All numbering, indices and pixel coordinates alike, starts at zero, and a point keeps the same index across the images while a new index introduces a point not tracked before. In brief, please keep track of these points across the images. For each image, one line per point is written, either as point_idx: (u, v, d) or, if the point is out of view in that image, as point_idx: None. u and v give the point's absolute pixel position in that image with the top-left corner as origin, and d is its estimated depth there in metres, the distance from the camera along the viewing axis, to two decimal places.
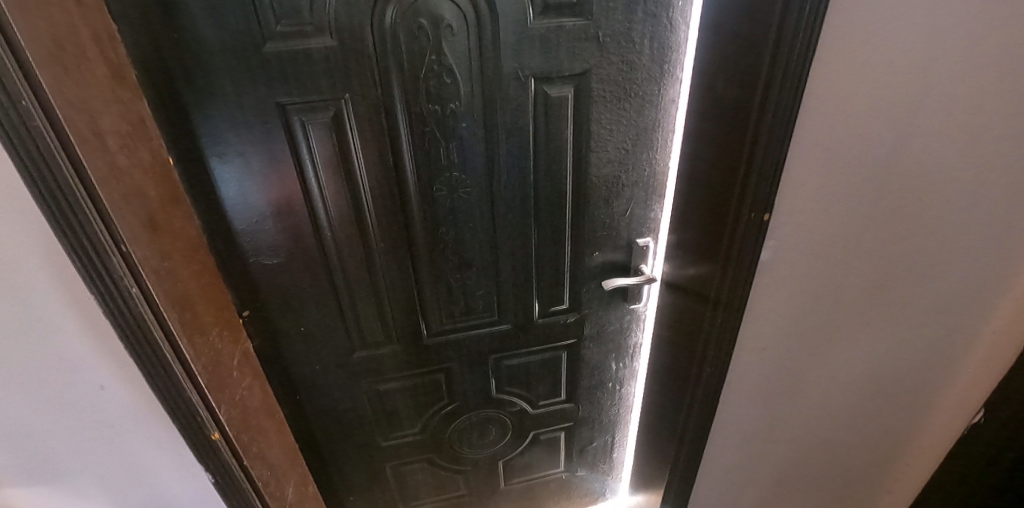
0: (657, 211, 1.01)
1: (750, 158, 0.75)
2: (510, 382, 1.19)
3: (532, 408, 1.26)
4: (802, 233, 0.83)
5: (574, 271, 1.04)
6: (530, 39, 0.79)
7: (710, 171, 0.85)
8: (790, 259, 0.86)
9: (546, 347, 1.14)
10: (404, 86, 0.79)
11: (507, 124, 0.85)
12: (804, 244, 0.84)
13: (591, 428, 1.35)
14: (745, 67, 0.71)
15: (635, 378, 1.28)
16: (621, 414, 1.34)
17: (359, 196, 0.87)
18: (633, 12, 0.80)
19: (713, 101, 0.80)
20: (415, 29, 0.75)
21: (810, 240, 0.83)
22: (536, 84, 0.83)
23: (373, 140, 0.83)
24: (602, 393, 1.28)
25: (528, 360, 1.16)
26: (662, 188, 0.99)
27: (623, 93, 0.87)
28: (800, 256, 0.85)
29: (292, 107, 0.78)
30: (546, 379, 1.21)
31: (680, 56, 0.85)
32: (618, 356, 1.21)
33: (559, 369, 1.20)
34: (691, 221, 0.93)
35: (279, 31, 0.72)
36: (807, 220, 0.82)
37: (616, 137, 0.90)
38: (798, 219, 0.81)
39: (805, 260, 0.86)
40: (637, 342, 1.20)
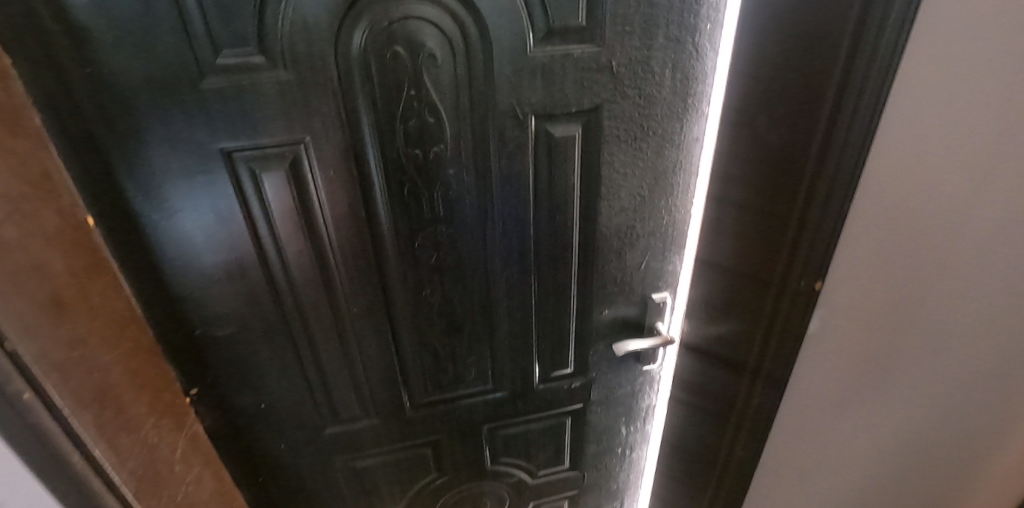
0: (675, 263, 0.88)
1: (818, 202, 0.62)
2: (506, 452, 1.04)
3: (532, 478, 1.11)
4: (857, 302, 0.67)
5: (581, 331, 0.90)
6: (530, 69, 0.65)
7: (750, 221, 0.72)
8: (839, 331, 0.70)
9: (548, 414, 1.00)
10: (378, 127, 0.65)
11: (504, 169, 0.71)
12: (855, 319, 0.68)
13: (598, 496, 1.19)
14: (807, 101, 0.59)
15: (647, 442, 1.13)
16: (631, 480, 1.19)
17: (328, 255, 0.73)
18: (653, 37, 0.67)
19: (753, 144, 0.67)
20: (389, 59, 0.61)
21: (866, 317, 0.67)
22: (537, 122, 0.69)
23: (341, 192, 0.69)
24: (610, 459, 1.13)
25: (528, 428, 1.01)
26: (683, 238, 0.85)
27: (640, 131, 0.73)
28: (849, 332, 0.69)
29: (243, 153, 0.64)
30: (548, 447, 1.06)
31: (705, 88, 0.72)
32: (629, 420, 1.07)
33: (562, 436, 1.05)
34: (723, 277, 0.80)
35: (219, 63, 0.58)
36: (864, 290, 0.65)
37: (631, 181, 0.77)
38: (857, 288, 0.66)
39: (859, 341, 0.69)
40: (651, 404, 1.06)
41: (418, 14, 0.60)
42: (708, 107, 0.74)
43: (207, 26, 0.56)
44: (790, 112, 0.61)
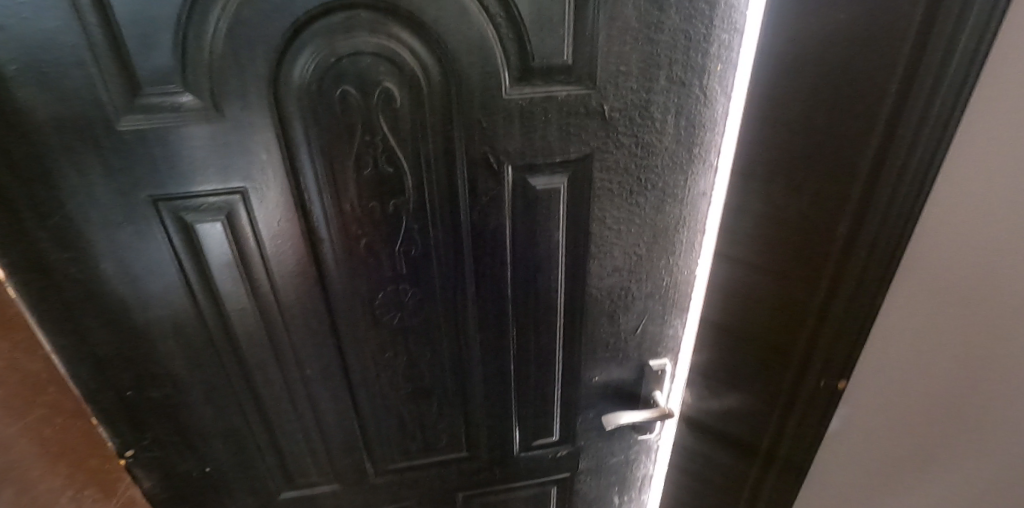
0: (676, 327, 0.77)
1: (848, 279, 0.51)
2: None
3: None
4: (885, 408, 0.54)
5: (568, 396, 0.80)
6: (506, 113, 0.56)
7: (760, 295, 0.60)
8: (863, 438, 0.57)
9: (531, 482, 0.90)
10: (327, 176, 0.56)
11: (477, 224, 0.62)
12: (884, 426, 0.54)
13: None
14: (829, 165, 0.48)
15: None
16: None
17: (275, 314, 0.64)
18: (652, 78, 0.57)
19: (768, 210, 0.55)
20: (338, 99, 0.53)
21: (897, 429, 0.53)
22: (514, 172, 0.60)
23: (288, 246, 0.60)
24: None
25: (508, 496, 0.91)
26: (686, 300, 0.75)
27: (636, 183, 0.63)
28: (877, 441, 0.55)
29: (171, 202, 0.56)
30: None
31: (714, 136, 0.62)
32: (622, 490, 0.96)
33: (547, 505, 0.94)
34: (728, 353, 0.68)
35: (141, 103, 0.50)
36: (897, 398, 0.52)
37: (625, 238, 0.67)
38: (888, 393, 0.53)
39: (885, 456, 0.55)
40: (648, 474, 0.95)
41: (370, 48, 0.51)
42: (716, 156, 0.64)
43: (124, 61, 0.48)
44: (809, 176, 0.50)
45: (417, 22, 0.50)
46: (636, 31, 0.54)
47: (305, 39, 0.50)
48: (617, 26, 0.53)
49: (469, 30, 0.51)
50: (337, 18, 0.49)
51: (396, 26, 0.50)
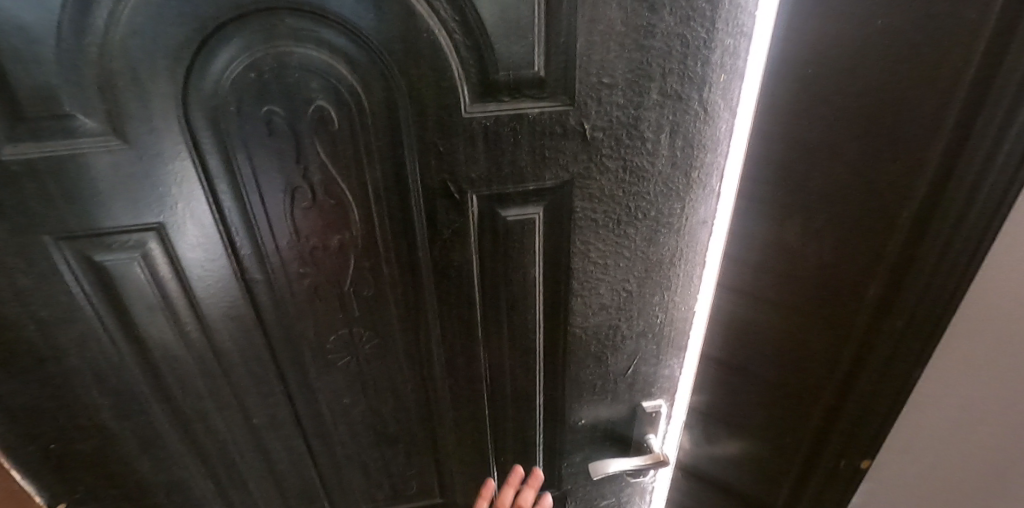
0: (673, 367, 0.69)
1: (871, 346, 0.42)
2: None
3: None
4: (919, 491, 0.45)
5: (551, 440, 0.72)
6: (468, 135, 0.47)
7: (766, 344, 0.51)
8: None
9: None
10: (257, 208, 0.48)
11: (439, 262, 0.54)
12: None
13: None
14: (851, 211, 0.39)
15: None
16: None
17: (213, 361, 0.57)
18: (643, 92, 0.48)
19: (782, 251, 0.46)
20: (263, 121, 0.44)
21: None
22: (480, 202, 0.51)
23: (218, 287, 0.52)
24: None
25: None
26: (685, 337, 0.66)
27: (623, 212, 0.55)
28: None
29: (79, 244, 0.47)
30: None
31: (715, 159, 0.53)
32: None
33: None
34: (732, 404, 0.59)
35: (25, 129, 0.41)
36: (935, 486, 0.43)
37: (612, 272, 0.59)
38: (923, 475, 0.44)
39: None
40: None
41: (298, 61, 0.42)
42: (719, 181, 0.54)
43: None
44: (821, 214, 0.41)
45: (352, 28, 0.41)
46: (622, 36, 0.45)
47: (217, 50, 0.41)
48: (599, 30, 0.44)
49: (419, 38, 0.42)
50: (255, 24, 0.40)
51: (327, 33, 0.41)
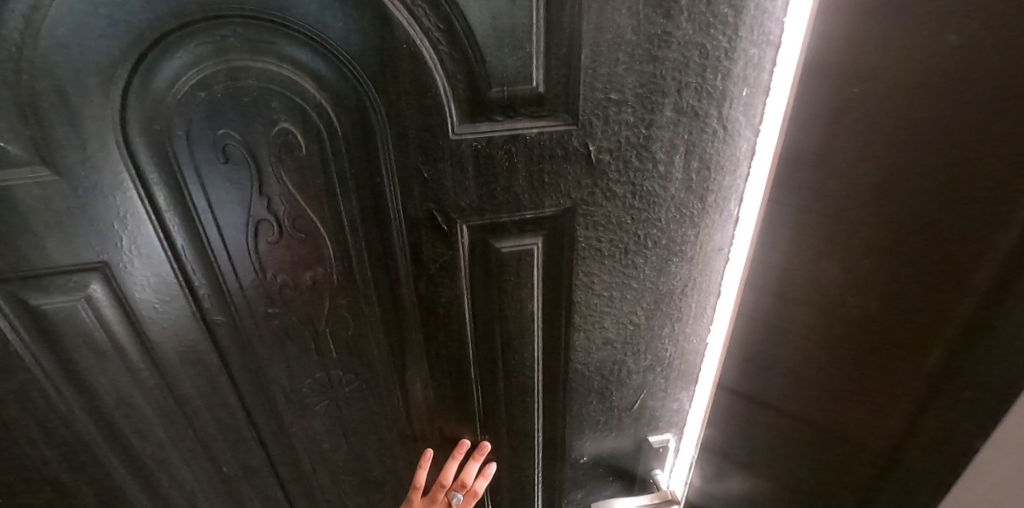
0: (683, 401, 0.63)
1: (919, 402, 0.37)
2: None
3: None
4: None
5: (551, 477, 0.67)
6: (456, 160, 0.42)
7: (799, 394, 0.45)
8: None
9: None
10: (216, 244, 0.42)
11: (425, 298, 0.48)
12: None
13: None
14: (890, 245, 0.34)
15: None
16: None
17: (175, 407, 0.50)
18: (655, 110, 0.42)
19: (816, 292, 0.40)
20: (218, 147, 0.38)
21: None
22: (471, 232, 0.46)
23: (176, 330, 0.46)
24: None
25: None
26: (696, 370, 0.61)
27: (631, 240, 0.49)
28: None
29: (8, 288, 0.41)
30: None
31: (736, 182, 0.47)
32: None
33: None
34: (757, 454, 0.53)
35: None
36: None
37: (617, 304, 0.53)
38: None
39: None
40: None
41: (256, 78, 0.36)
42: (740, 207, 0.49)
43: None
44: (853, 250, 0.36)
45: (319, 40, 0.35)
46: (634, 46, 0.39)
47: (160, 66, 0.35)
48: (607, 40, 0.38)
49: (399, 50, 0.36)
50: (203, 35, 0.34)
51: (290, 46, 0.35)
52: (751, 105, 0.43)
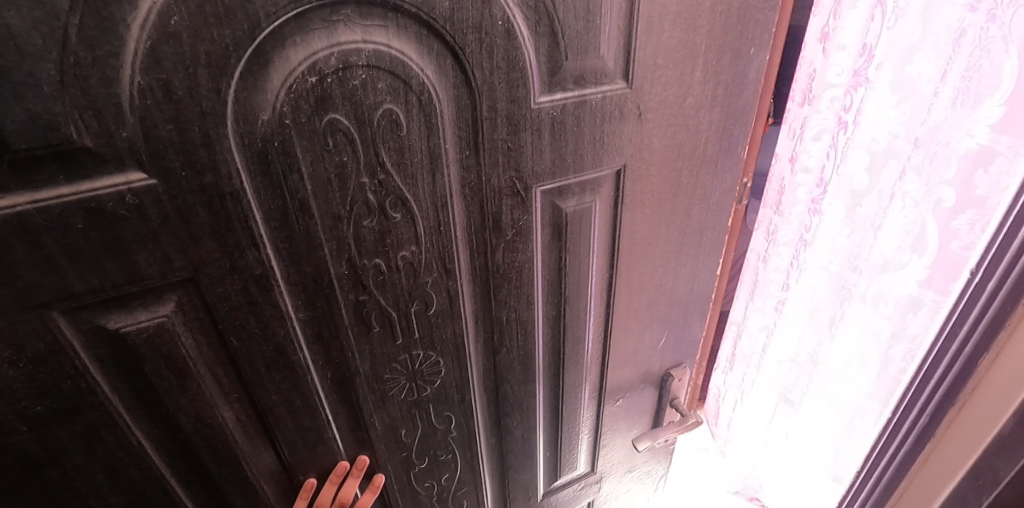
0: (926, 317, 0.87)
1: None
2: None
3: None
4: None
5: (592, 417, 0.76)
6: (536, 128, 0.45)
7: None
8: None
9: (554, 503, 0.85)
10: (315, 236, 0.42)
11: (503, 263, 0.52)
12: None
13: None
14: None
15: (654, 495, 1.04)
16: None
17: (256, 419, 0.49)
18: (690, 71, 0.49)
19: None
20: (325, 135, 0.38)
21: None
22: (543, 198, 0.50)
23: (265, 335, 0.45)
24: None
25: None
26: (926, 286, 0.86)
27: (668, 189, 0.56)
28: None
29: (82, 313, 0.37)
30: None
31: (976, 119, 0.73)
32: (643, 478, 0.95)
33: None
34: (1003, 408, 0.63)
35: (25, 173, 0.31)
36: None
37: (655, 249, 0.61)
38: None
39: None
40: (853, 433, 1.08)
41: (371, 62, 0.37)
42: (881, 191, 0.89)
43: None
44: None
45: (427, 16, 0.37)
46: (677, 16, 0.45)
47: (273, 55, 0.34)
48: (656, 11, 0.44)
49: (494, 26, 0.39)
50: (319, 20, 0.34)
51: (402, 25, 0.37)
52: (957, 82, 0.74)
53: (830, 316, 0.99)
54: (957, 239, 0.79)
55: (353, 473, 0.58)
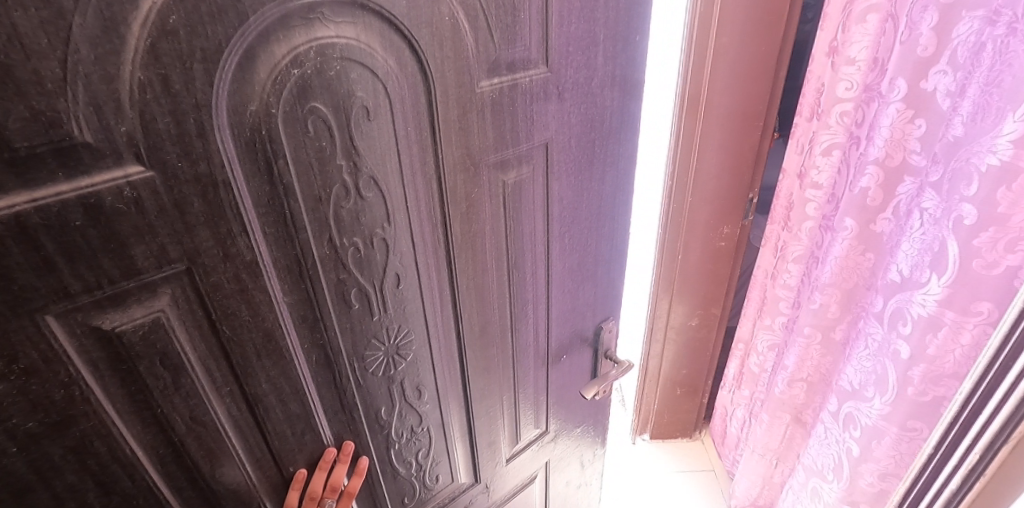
0: (947, 338, 0.87)
1: None
2: None
3: None
4: None
5: (542, 375, 0.85)
6: (480, 108, 0.53)
7: None
8: None
9: (516, 464, 0.93)
10: (299, 219, 0.46)
11: (462, 234, 0.59)
12: None
13: None
14: None
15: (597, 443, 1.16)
16: (583, 487, 1.21)
17: (248, 411, 0.51)
18: (593, 57, 0.60)
19: None
20: (306, 123, 0.43)
21: None
22: (490, 172, 0.58)
23: (256, 321, 0.47)
24: (566, 478, 1.12)
25: (498, 488, 0.94)
26: (945, 305, 0.86)
27: (585, 159, 0.67)
28: None
29: (76, 316, 0.38)
30: (517, 492, 1.00)
31: (998, 135, 0.76)
32: (585, 427, 1.07)
33: (530, 477, 1.01)
34: None
35: (24, 173, 0.32)
36: None
37: (580, 213, 0.71)
38: None
39: None
40: (844, 445, 1.14)
41: (344, 54, 0.42)
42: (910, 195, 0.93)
43: None
44: None
45: (388, 13, 0.43)
46: (579, 11, 0.56)
47: (259, 49, 0.38)
48: (565, 7, 0.54)
49: (442, 20, 0.47)
50: (298, 18, 0.39)
51: (368, 22, 0.42)
52: (977, 95, 0.79)
53: (875, 338, 1.02)
54: (978, 257, 0.81)
55: (339, 459, 0.61)
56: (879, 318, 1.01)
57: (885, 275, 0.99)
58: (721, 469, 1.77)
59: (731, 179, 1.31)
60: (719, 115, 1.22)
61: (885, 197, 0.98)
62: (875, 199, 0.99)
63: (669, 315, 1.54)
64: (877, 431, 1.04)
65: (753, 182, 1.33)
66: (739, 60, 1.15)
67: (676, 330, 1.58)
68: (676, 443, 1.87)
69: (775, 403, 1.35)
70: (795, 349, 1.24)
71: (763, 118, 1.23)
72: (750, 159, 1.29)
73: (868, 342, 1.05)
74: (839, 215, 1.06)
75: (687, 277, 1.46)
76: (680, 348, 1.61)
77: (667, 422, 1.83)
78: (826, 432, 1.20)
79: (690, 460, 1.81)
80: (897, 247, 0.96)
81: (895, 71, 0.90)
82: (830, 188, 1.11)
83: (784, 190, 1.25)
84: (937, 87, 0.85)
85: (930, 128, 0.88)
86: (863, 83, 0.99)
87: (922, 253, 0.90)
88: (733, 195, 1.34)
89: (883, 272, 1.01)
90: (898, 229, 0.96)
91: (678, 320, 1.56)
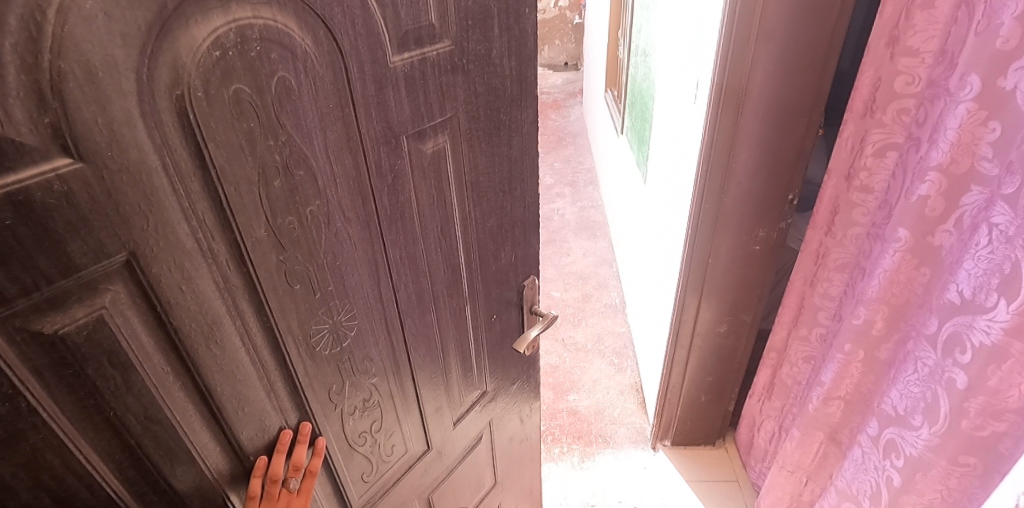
0: (1012, 370, 0.84)
1: None
2: (437, 483, 1.00)
3: (455, 491, 1.09)
4: None
5: (477, 338, 0.91)
6: (394, 81, 0.56)
7: None
8: None
9: (463, 426, 0.99)
10: (235, 202, 0.46)
11: (390, 206, 0.62)
12: None
13: (505, 471, 1.26)
14: None
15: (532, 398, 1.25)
16: (523, 442, 1.29)
17: (203, 403, 0.51)
18: (489, 30, 0.65)
19: None
20: (231, 104, 0.43)
21: None
22: (408, 143, 0.61)
23: (203, 309, 0.47)
24: (508, 434, 1.20)
25: (450, 451, 0.99)
26: (1012, 334, 0.83)
27: (492, 127, 0.73)
28: None
29: (14, 322, 0.36)
30: (467, 453, 1.06)
31: None
32: (520, 383, 1.15)
33: (477, 437, 1.07)
34: None
35: None
36: None
37: (494, 177, 0.77)
38: None
39: None
40: (885, 473, 1.14)
41: (261, 34, 0.43)
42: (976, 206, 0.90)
43: None
44: None
45: None
46: None
47: (179, 32, 0.38)
48: None
49: None
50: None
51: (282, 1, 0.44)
52: None
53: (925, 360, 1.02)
54: None
55: (299, 440, 0.63)
56: (931, 342, 1.00)
57: (942, 295, 0.98)
58: (746, 482, 1.86)
59: (768, 178, 1.36)
60: (756, 110, 1.27)
61: (945, 207, 0.95)
62: (933, 209, 0.97)
63: (700, 311, 1.63)
64: (922, 463, 1.03)
65: (790, 183, 1.37)
66: (779, 55, 1.20)
67: (708, 323, 1.65)
68: (700, 452, 1.97)
69: (811, 418, 1.37)
70: (833, 366, 1.27)
71: (805, 115, 1.26)
72: (787, 160, 1.33)
73: (915, 363, 1.05)
74: (892, 225, 1.05)
75: (716, 274, 1.54)
76: (710, 346, 1.70)
77: (691, 424, 1.91)
78: (865, 457, 1.21)
79: (714, 470, 1.91)
80: (957, 265, 0.94)
81: (970, 66, 0.86)
82: (884, 193, 1.11)
83: (831, 193, 1.23)
84: (1015, 85, 0.80)
85: (1003, 132, 0.83)
86: (928, 77, 0.96)
87: (987, 274, 0.87)
88: (769, 194, 1.39)
89: (940, 290, 0.99)
90: (958, 244, 0.94)
91: (710, 314, 1.64)
